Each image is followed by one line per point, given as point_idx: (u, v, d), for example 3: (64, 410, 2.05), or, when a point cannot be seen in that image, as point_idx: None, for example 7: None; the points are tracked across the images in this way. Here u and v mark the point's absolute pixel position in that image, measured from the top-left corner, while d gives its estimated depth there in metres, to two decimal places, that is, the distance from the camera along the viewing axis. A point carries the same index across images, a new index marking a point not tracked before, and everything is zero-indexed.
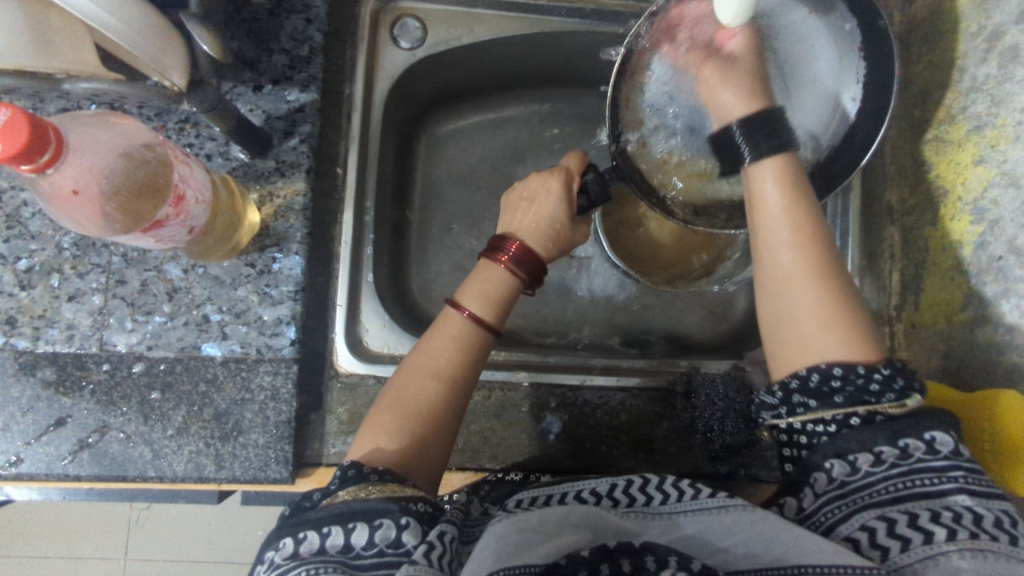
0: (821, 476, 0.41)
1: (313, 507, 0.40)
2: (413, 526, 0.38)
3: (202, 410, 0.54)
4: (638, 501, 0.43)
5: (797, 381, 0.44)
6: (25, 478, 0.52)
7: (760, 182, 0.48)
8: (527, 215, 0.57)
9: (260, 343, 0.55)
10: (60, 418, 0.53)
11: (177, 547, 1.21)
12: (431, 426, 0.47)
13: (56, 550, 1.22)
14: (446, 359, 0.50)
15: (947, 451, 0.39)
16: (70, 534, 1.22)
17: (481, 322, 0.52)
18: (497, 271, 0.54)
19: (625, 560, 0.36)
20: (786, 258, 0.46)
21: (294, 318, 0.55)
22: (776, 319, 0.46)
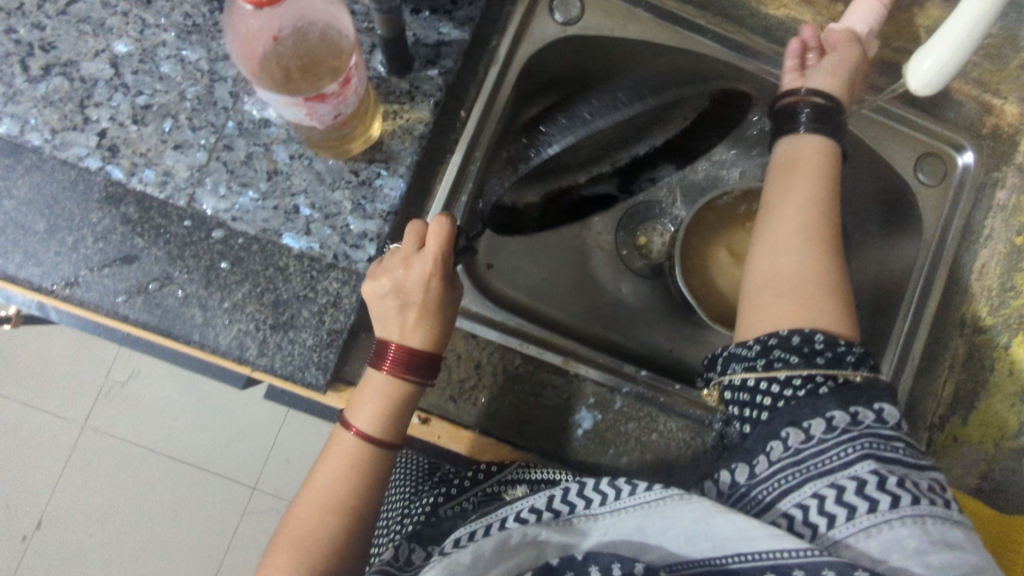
0: (778, 445, 0.45)
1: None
2: None
3: (263, 294, 0.53)
4: (579, 506, 0.46)
5: (776, 339, 0.50)
6: (74, 302, 0.51)
7: (800, 160, 0.57)
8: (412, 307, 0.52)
9: (339, 249, 0.55)
10: (127, 256, 0.52)
11: (140, 430, 1.25)
12: (332, 555, 0.50)
13: (26, 396, 1.24)
14: (332, 486, 0.52)
15: (891, 421, 0.46)
16: (46, 384, 1.25)
17: (371, 438, 0.52)
18: (380, 381, 0.52)
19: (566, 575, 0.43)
20: (793, 212, 0.55)
21: (379, 237, 0.55)
22: (770, 269, 0.54)
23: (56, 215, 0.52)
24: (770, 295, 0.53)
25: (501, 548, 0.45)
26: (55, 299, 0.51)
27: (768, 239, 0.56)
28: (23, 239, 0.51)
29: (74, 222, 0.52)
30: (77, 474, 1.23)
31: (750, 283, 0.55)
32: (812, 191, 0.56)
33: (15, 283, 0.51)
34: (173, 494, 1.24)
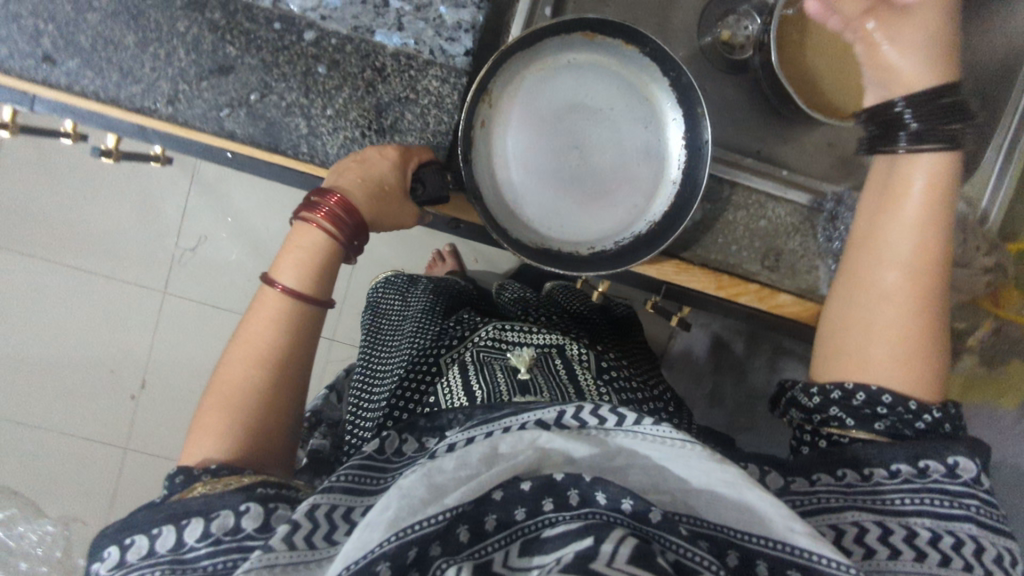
0: (838, 473, 0.57)
1: (181, 501, 0.47)
2: (251, 513, 0.47)
3: (365, 98, 0.55)
4: (592, 422, 0.53)
5: (840, 391, 0.59)
6: (179, 120, 0.54)
7: (908, 188, 0.60)
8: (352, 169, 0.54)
9: (435, 45, 0.56)
10: (224, 67, 0.53)
11: (216, 292, 1.30)
12: (256, 425, 0.53)
13: (100, 268, 1.28)
14: (270, 337, 0.55)
15: (962, 478, 0.54)
16: (116, 257, 1.28)
17: (296, 296, 0.56)
18: (306, 235, 0.57)
19: (571, 494, 0.49)
20: (891, 271, 0.59)
21: (473, 28, 0.56)
22: (848, 321, 0.61)
23: (147, 27, 0.53)
24: (846, 339, 0.61)
25: (491, 456, 0.50)
26: (160, 118, 0.53)
27: (858, 288, 0.61)
28: (117, 56, 0.53)
29: (162, 34, 0.53)
30: (168, 336, 1.31)
31: (832, 330, 0.62)
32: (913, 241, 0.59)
33: (117, 107, 0.53)
34: None
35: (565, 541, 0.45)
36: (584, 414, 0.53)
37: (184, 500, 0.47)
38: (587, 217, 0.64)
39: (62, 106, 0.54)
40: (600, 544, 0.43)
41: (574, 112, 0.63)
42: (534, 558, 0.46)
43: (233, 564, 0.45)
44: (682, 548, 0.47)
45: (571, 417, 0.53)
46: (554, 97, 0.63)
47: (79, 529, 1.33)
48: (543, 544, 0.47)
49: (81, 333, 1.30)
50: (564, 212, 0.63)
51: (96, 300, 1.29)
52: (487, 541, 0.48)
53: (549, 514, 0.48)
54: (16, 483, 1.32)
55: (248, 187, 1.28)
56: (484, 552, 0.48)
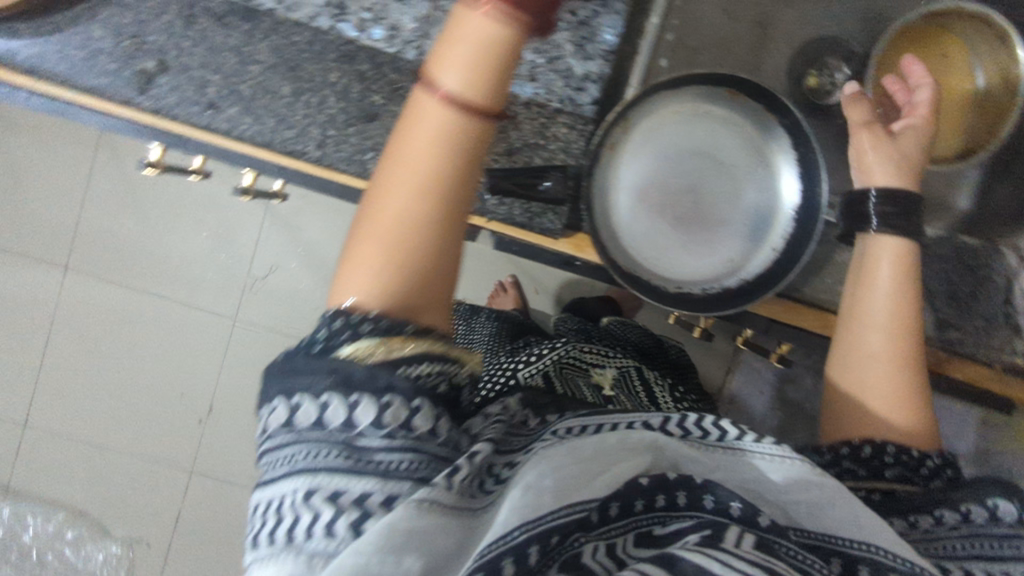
0: (920, 518, 0.54)
1: (344, 362, 0.43)
2: (423, 410, 0.44)
3: (497, 144, 0.63)
4: (694, 433, 0.53)
5: (848, 448, 0.59)
6: (325, 162, 0.63)
7: (879, 267, 0.62)
8: (455, 50, 0.42)
9: (565, 94, 0.63)
10: (369, 116, 0.63)
11: (287, 320, 1.34)
12: (413, 264, 0.46)
13: (176, 295, 1.33)
14: (421, 178, 0.44)
15: (1008, 520, 0.50)
16: (192, 284, 1.33)
17: (447, 119, 0.43)
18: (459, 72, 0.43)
19: (681, 493, 0.48)
20: (874, 341, 0.61)
21: (599, 78, 0.62)
22: (850, 389, 0.62)
23: (306, 80, 0.63)
24: (852, 412, 0.62)
25: (613, 448, 0.50)
26: (307, 160, 0.63)
27: (850, 355, 0.63)
28: (275, 104, 0.62)
29: (317, 85, 0.63)
30: (238, 363, 1.34)
31: (835, 395, 0.64)
32: (888, 309, 0.61)
33: (278, 151, 0.63)
34: None
35: (682, 533, 0.45)
36: (689, 423, 0.53)
37: (354, 364, 0.43)
38: (681, 252, 0.63)
39: (218, 149, 0.64)
40: (725, 532, 0.44)
41: (693, 154, 0.63)
42: (650, 550, 0.45)
43: (411, 464, 0.44)
44: (797, 552, 0.46)
45: (675, 424, 0.53)
46: (674, 137, 0.63)
47: (143, 552, 1.36)
48: (662, 541, 0.46)
49: (155, 358, 1.34)
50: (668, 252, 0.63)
51: (170, 323, 1.34)
52: (610, 526, 0.47)
53: (661, 511, 0.48)
54: (87, 503, 1.36)
55: (321, 218, 1.32)
56: (609, 536, 0.46)
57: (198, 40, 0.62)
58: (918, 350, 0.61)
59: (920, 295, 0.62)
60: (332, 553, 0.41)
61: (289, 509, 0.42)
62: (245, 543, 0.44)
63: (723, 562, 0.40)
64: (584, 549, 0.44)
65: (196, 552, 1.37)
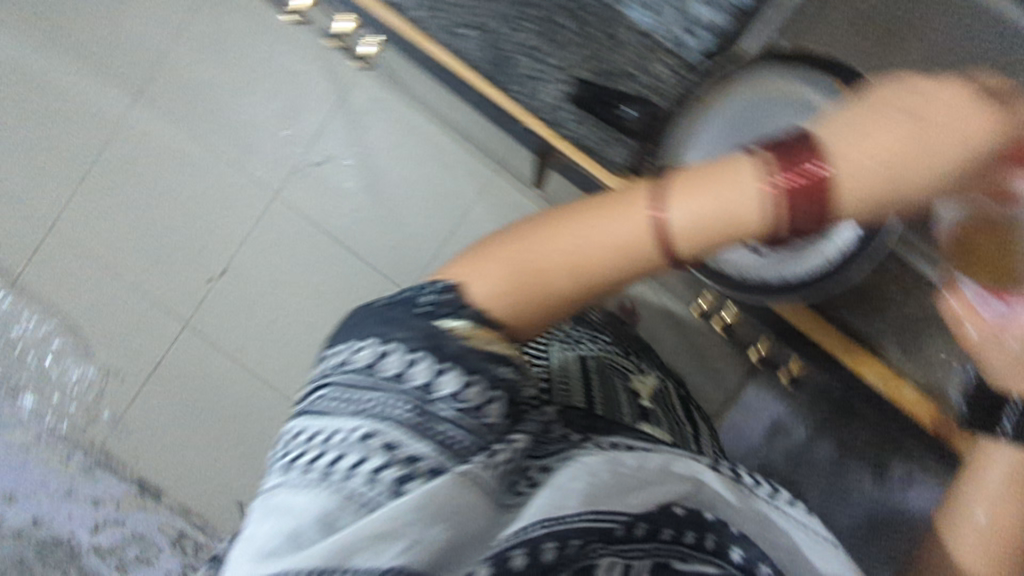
0: None
1: (440, 330, 0.44)
2: (499, 406, 0.43)
3: None
4: (745, 481, 0.49)
5: None
6: (424, 31, 0.65)
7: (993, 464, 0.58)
8: (706, 196, 0.43)
9: None
10: None
11: (321, 213, 1.35)
12: (545, 300, 0.48)
13: (229, 153, 1.35)
14: (604, 249, 0.46)
15: None
16: (246, 148, 1.35)
17: (656, 233, 0.45)
18: (730, 189, 0.43)
19: (711, 537, 0.44)
20: (977, 543, 0.56)
21: None
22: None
23: None
24: None
25: (666, 471, 0.45)
26: None
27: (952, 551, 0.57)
28: None
29: None
30: (264, 237, 1.36)
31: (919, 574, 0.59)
32: (1014, 514, 0.56)
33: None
34: (334, 280, 1.35)
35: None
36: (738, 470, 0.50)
37: (453, 338, 0.44)
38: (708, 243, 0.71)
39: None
40: None
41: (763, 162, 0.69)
42: None
43: (459, 448, 0.41)
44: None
45: (725, 467, 0.49)
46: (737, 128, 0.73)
47: (116, 385, 1.40)
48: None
49: (188, 206, 1.37)
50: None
51: (213, 177, 1.36)
52: (632, 547, 0.42)
53: (688, 548, 0.43)
54: (81, 318, 1.39)
55: (387, 125, 1.33)
56: (627, 557, 0.41)
57: None
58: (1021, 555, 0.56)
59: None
60: (371, 499, 0.37)
61: (318, 435, 0.41)
62: (273, 467, 0.42)
63: None
64: (600, 563, 0.40)
65: (163, 400, 1.40)
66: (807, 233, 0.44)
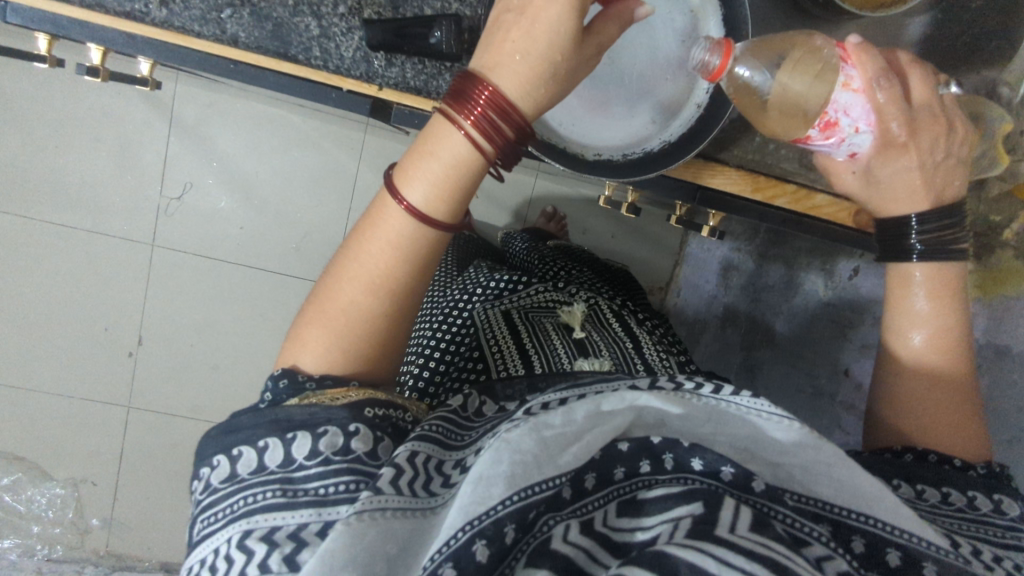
0: (904, 487, 0.52)
1: (286, 409, 0.48)
2: (360, 433, 0.47)
3: None
4: (689, 386, 0.48)
5: (890, 452, 0.56)
6: (174, 26, 0.56)
7: (915, 286, 0.57)
8: (431, 165, 0.49)
9: None
10: None
11: (206, 243, 1.26)
12: (375, 331, 0.52)
13: (79, 222, 1.22)
14: (380, 264, 0.51)
15: (1011, 514, 0.50)
16: (95, 209, 1.22)
17: (418, 214, 0.50)
18: (449, 139, 0.49)
19: (668, 456, 0.46)
20: (918, 357, 0.57)
21: None
22: (900, 403, 0.58)
23: None
24: (896, 419, 0.58)
25: (595, 416, 0.46)
26: (151, 23, 0.55)
27: (894, 371, 0.59)
28: None
29: None
30: (161, 289, 1.27)
31: (876, 401, 0.60)
32: (945, 318, 0.56)
33: (146, 19, 0.55)
34: (255, 300, 1.29)
35: (669, 505, 0.43)
36: (680, 377, 0.49)
37: (294, 408, 0.48)
38: (606, 138, 0.59)
39: (39, 16, 0.55)
40: (717, 511, 0.41)
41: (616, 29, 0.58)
42: (634, 519, 0.44)
43: (349, 485, 0.45)
44: (792, 520, 0.44)
45: (666, 381, 0.49)
46: None
47: (89, 492, 1.33)
48: (643, 508, 0.44)
49: (66, 292, 1.25)
50: (581, 126, 0.59)
51: (75, 253, 1.23)
52: (587, 500, 0.46)
53: (646, 476, 0.46)
54: (19, 447, 1.30)
55: (233, 127, 1.21)
56: (584, 511, 0.45)
57: None
58: (967, 346, 0.57)
59: (963, 306, 0.56)
60: None
61: (224, 557, 0.43)
62: None
63: (718, 558, 0.37)
64: (555, 531, 0.43)
65: (148, 484, 1.35)
66: (522, 138, 0.50)
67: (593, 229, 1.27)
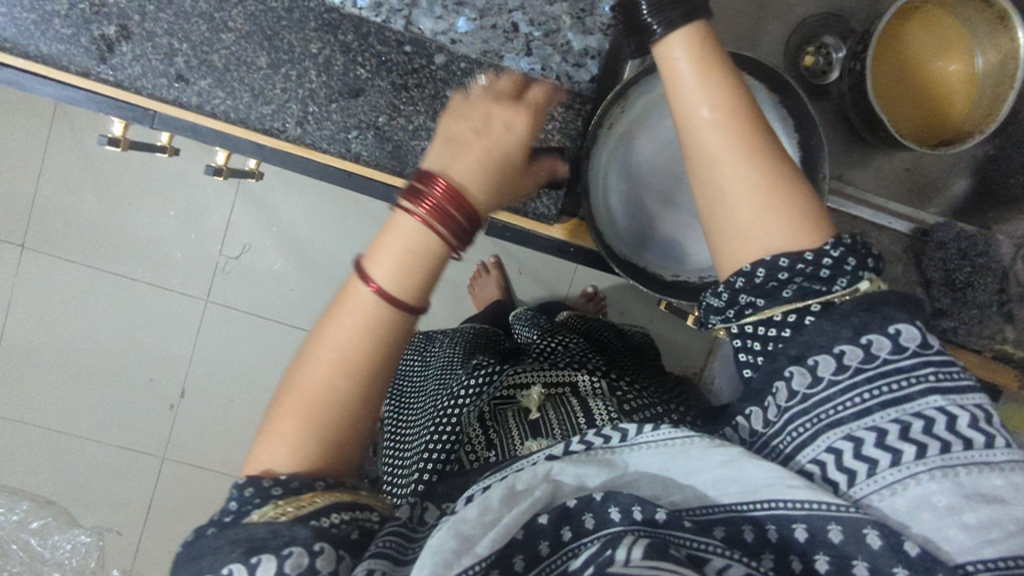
0: (784, 386, 0.47)
1: (248, 528, 0.45)
2: (325, 552, 0.44)
3: None
4: (599, 442, 0.50)
5: (742, 279, 0.47)
6: (306, 141, 0.62)
7: (708, 139, 0.47)
8: (392, 253, 0.51)
9: (563, 69, 0.62)
10: (354, 91, 0.62)
11: (260, 303, 1.30)
12: (343, 418, 0.51)
13: (144, 275, 1.27)
14: (340, 348, 0.51)
15: (911, 346, 0.45)
16: (157, 264, 1.27)
17: (386, 298, 0.50)
18: (410, 227, 0.50)
19: (586, 517, 0.46)
20: (717, 140, 0.47)
21: (599, 53, 0.61)
22: (728, 211, 0.47)
23: (280, 52, 0.61)
24: (747, 218, 0.46)
25: (511, 496, 0.46)
26: (287, 138, 0.62)
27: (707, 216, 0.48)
28: (250, 77, 0.61)
29: (295, 56, 0.61)
30: (212, 348, 1.30)
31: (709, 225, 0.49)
32: (731, 99, 0.47)
33: (284, 135, 0.62)
34: None
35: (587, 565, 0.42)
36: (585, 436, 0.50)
37: (261, 525, 0.45)
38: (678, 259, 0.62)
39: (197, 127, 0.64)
40: (613, 551, 0.41)
41: None
42: None
43: None
44: (693, 543, 0.43)
45: (576, 443, 0.50)
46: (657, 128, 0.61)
47: (113, 541, 1.32)
48: None
49: (123, 342, 1.29)
50: (643, 229, 0.62)
51: (135, 305, 1.28)
52: None
53: (572, 544, 0.45)
54: (51, 492, 1.30)
55: (301, 199, 1.27)
56: None
57: (165, 5, 0.60)
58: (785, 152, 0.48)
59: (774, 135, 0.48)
60: None
61: None
62: None
63: None
64: None
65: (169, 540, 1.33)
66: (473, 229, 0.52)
67: (633, 312, 1.30)
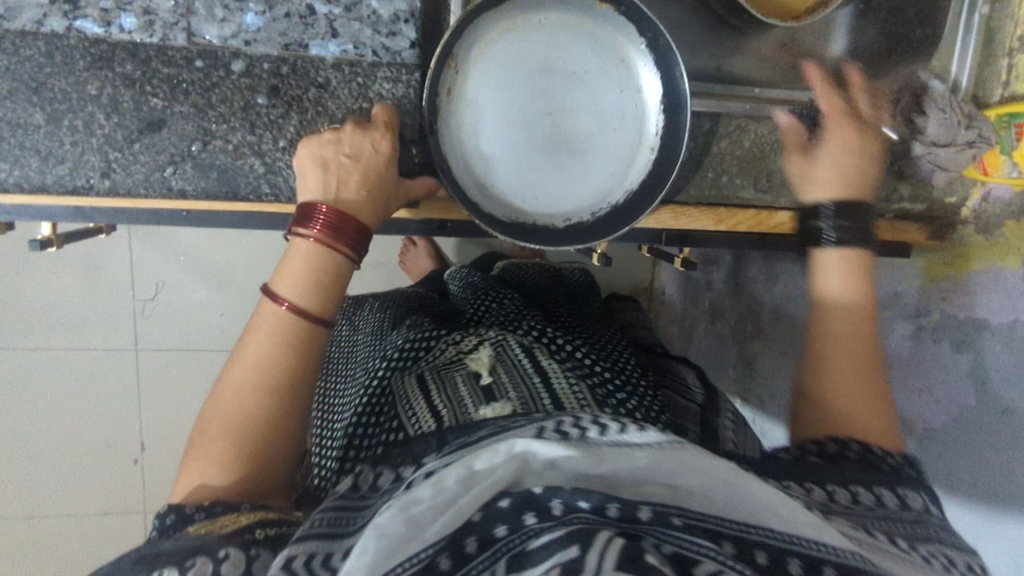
0: (819, 493, 0.47)
1: (157, 543, 0.43)
2: (231, 558, 0.41)
3: (319, 114, 0.65)
4: (578, 428, 0.41)
5: (809, 447, 0.53)
6: (121, 191, 0.62)
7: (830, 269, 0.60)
8: (292, 270, 0.55)
9: (377, 43, 0.66)
10: (157, 123, 0.62)
11: (189, 337, 1.25)
12: (265, 438, 0.51)
13: (54, 339, 1.20)
14: (255, 371, 0.52)
15: (923, 505, 0.47)
16: (63, 326, 1.20)
17: (298, 312, 0.53)
18: (304, 246, 0.55)
19: (553, 502, 0.37)
20: (838, 323, 0.58)
21: (410, 15, 0.66)
22: (824, 383, 0.56)
23: (68, 103, 0.61)
24: (849, 380, 0.55)
25: (467, 479, 0.38)
26: (98, 193, 0.62)
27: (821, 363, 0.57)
28: (37, 140, 0.61)
29: (75, 104, 0.61)
30: (153, 393, 1.26)
31: (805, 396, 0.57)
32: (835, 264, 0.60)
33: (92, 193, 0.62)
34: None
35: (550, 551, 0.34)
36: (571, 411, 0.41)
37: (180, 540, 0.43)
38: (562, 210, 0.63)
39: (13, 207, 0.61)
40: (588, 553, 0.33)
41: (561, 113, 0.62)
42: None
43: None
44: (682, 541, 0.37)
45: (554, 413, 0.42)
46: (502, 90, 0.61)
47: None
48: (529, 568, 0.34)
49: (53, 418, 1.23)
50: (523, 188, 0.63)
51: (53, 376, 1.22)
52: None
53: (533, 528, 0.36)
54: None
55: None
56: None
57: None
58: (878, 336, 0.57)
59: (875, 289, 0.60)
60: None
61: None
62: None
63: None
64: None
65: None
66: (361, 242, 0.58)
67: None
